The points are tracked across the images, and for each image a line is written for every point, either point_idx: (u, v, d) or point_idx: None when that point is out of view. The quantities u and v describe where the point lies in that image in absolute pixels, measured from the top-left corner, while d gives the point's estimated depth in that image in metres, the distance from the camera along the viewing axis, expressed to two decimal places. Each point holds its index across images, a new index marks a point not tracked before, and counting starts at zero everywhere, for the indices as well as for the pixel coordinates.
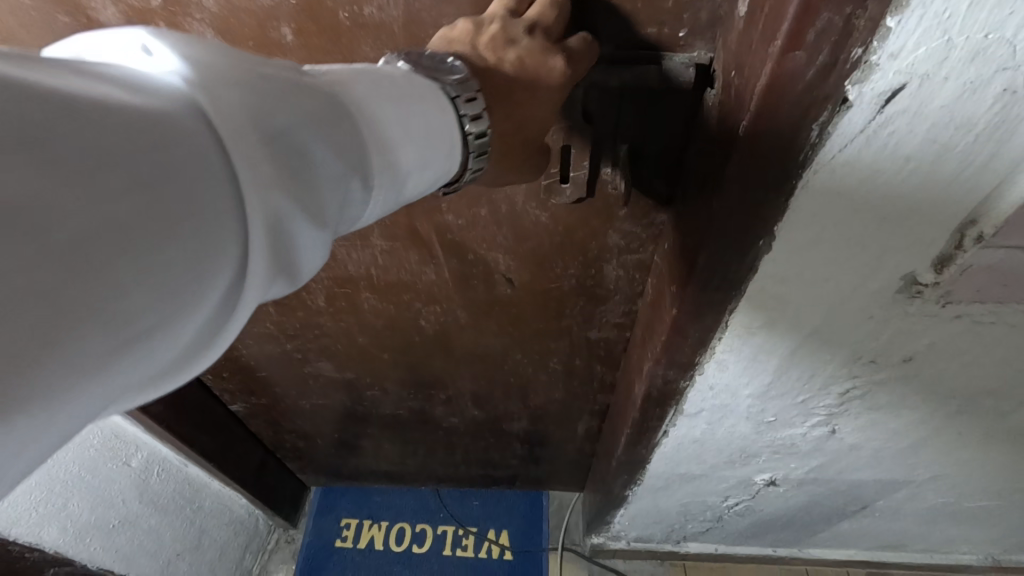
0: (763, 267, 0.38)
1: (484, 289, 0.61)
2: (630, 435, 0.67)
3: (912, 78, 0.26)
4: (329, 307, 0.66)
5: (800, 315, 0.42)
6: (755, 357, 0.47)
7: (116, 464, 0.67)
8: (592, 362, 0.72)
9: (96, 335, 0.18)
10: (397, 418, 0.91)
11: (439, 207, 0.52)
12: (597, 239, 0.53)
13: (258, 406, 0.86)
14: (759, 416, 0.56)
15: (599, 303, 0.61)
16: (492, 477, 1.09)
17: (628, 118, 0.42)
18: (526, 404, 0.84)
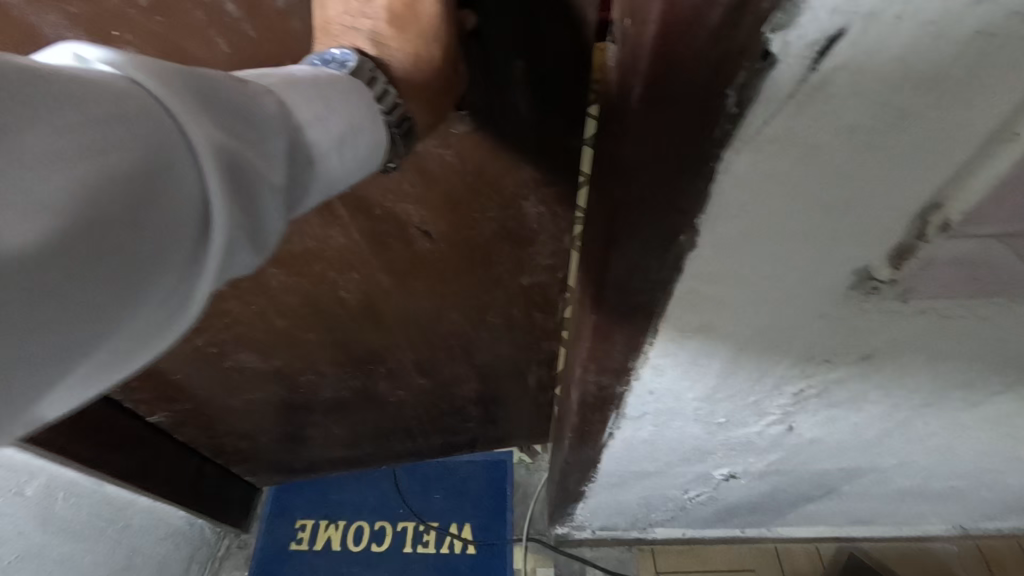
0: (688, 264, 0.31)
1: (401, 244, 0.56)
2: (574, 438, 0.61)
3: (853, 20, 0.19)
4: (234, 290, 0.59)
5: (737, 318, 0.36)
6: (695, 361, 0.41)
7: (5, 498, 0.60)
8: (531, 311, 0.68)
9: (82, 289, 0.18)
10: (339, 402, 0.85)
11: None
12: (511, 175, 0.49)
13: (183, 412, 0.79)
14: (709, 417, 0.50)
15: (527, 246, 0.58)
16: (453, 446, 1.05)
17: (519, 32, 0.38)
18: (473, 364, 0.79)
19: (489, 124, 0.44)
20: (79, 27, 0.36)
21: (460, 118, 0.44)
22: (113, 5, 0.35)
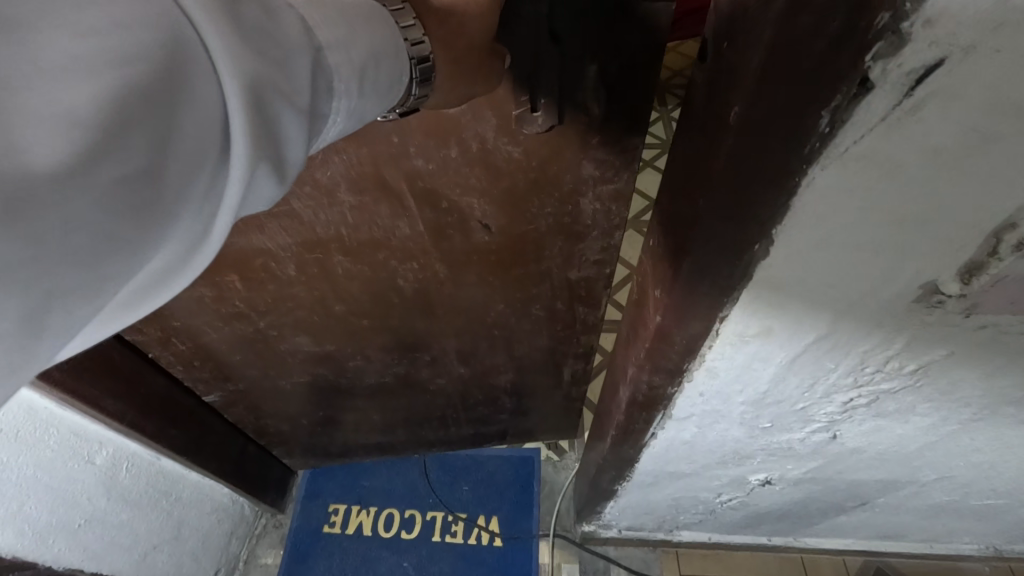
0: (758, 274, 0.33)
1: (461, 237, 0.62)
2: (615, 436, 0.63)
3: (952, 52, 0.20)
4: (301, 275, 0.65)
5: (797, 327, 0.37)
6: (749, 366, 0.43)
7: (76, 463, 0.64)
8: (574, 304, 0.76)
9: (118, 195, 0.21)
10: (382, 387, 0.89)
11: (408, 153, 0.52)
12: (572, 173, 0.56)
13: (235, 393, 0.83)
14: (754, 421, 0.52)
15: (578, 241, 0.65)
16: (483, 436, 1.09)
17: (595, 39, 0.45)
18: (512, 356, 0.85)
19: (561, 119, 0.50)
20: None
21: (536, 119, 0.49)
22: None
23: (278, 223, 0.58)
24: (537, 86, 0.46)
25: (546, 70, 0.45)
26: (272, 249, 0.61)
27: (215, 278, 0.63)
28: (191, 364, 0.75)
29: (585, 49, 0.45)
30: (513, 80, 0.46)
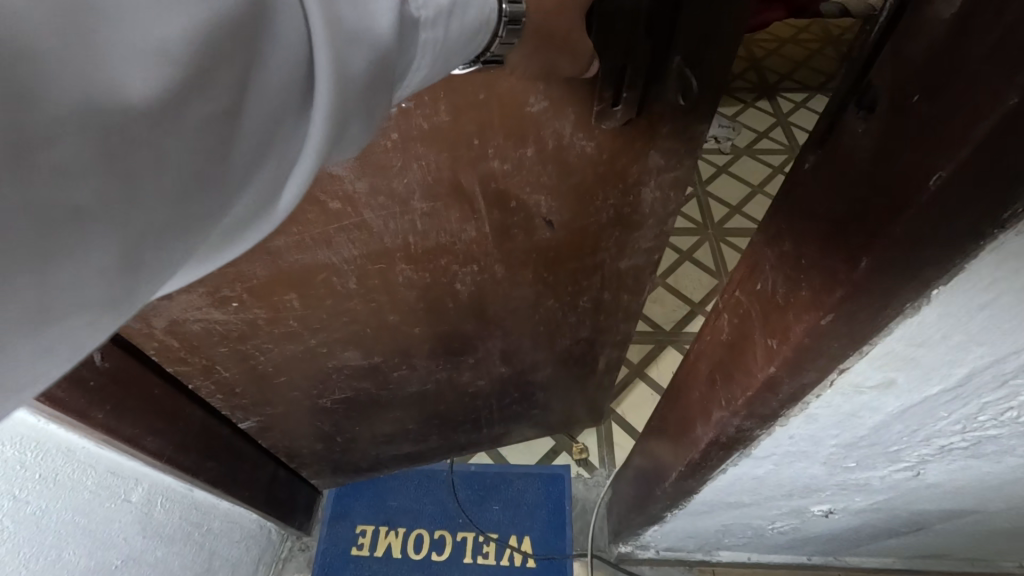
0: (899, 330, 0.31)
1: (523, 235, 0.66)
2: (681, 471, 0.60)
3: None
4: (361, 287, 0.66)
5: (916, 384, 0.35)
6: (853, 414, 0.41)
7: (114, 503, 0.61)
8: (619, 293, 0.82)
9: (214, 140, 0.22)
10: (422, 394, 0.91)
11: (487, 155, 0.55)
12: (637, 164, 0.62)
13: (272, 416, 0.85)
14: (838, 461, 0.49)
15: (633, 231, 0.71)
16: (512, 431, 1.10)
17: (680, 38, 0.50)
18: (553, 351, 0.90)
19: (638, 113, 0.56)
20: None
21: (614, 113, 0.54)
22: None
23: (346, 235, 0.59)
24: (623, 82, 0.51)
25: (635, 70, 0.50)
26: (336, 262, 0.62)
27: (273, 296, 0.64)
28: (229, 392, 0.77)
29: (671, 47, 0.50)
30: (603, 84, 0.51)
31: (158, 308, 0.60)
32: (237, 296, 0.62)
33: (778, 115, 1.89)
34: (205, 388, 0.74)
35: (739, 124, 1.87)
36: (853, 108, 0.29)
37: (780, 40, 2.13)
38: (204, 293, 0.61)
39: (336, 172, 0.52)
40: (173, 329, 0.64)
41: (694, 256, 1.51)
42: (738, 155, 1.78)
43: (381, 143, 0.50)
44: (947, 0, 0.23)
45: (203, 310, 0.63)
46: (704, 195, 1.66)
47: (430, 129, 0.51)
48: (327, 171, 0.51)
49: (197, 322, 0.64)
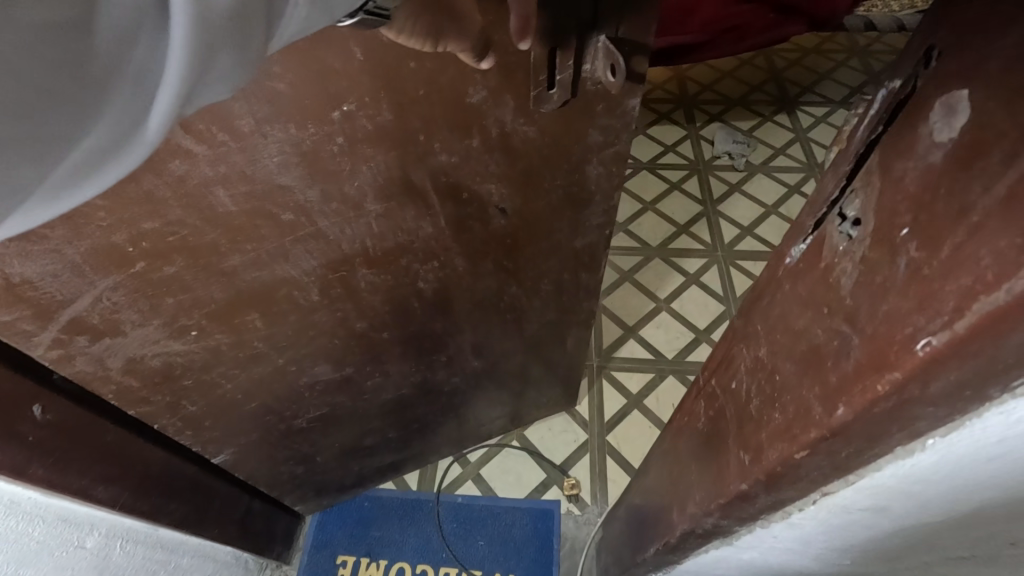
0: (887, 461, 0.26)
1: (480, 226, 0.70)
2: (662, 547, 0.56)
3: None
4: (324, 299, 0.69)
5: (910, 515, 0.31)
6: (843, 527, 0.35)
7: (65, 551, 0.58)
8: (579, 272, 0.84)
9: (64, 64, 0.22)
10: (399, 402, 0.94)
11: (432, 148, 0.58)
12: (580, 142, 0.65)
13: (248, 446, 0.83)
14: (831, 561, 0.44)
15: (583, 209, 0.74)
16: (489, 429, 1.13)
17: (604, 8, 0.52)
18: (523, 337, 0.93)
19: (574, 93, 0.59)
20: None
21: (552, 97, 0.58)
22: (282, 92, 0.47)
23: (304, 247, 0.62)
24: (555, 66, 0.55)
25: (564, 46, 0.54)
26: (296, 276, 0.65)
27: (234, 318, 0.65)
28: (197, 426, 0.75)
29: (597, 18, 0.53)
30: (533, 66, 0.54)
31: (112, 347, 0.59)
32: (196, 324, 0.63)
33: (797, 130, 1.82)
34: (171, 425, 0.72)
35: (757, 140, 1.79)
36: (835, 216, 0.28)
37: (804, 51, 2.05)
38: (160, 325, 0.61)
39: (285, 184, 0.55)
40: (131, 367, 0.63)
41: (701, 280, 1.45)
42: (752, 173, 1.71)
43: (328, 147, 0.54)
44: (945, 125, 0.22)
45: (162, 343, 0.63)
46: (715, 215, 1.60)
47: (375, 129, 0.54)
48: (277, 183, 0.54)
49: (157, 357, 0.64)
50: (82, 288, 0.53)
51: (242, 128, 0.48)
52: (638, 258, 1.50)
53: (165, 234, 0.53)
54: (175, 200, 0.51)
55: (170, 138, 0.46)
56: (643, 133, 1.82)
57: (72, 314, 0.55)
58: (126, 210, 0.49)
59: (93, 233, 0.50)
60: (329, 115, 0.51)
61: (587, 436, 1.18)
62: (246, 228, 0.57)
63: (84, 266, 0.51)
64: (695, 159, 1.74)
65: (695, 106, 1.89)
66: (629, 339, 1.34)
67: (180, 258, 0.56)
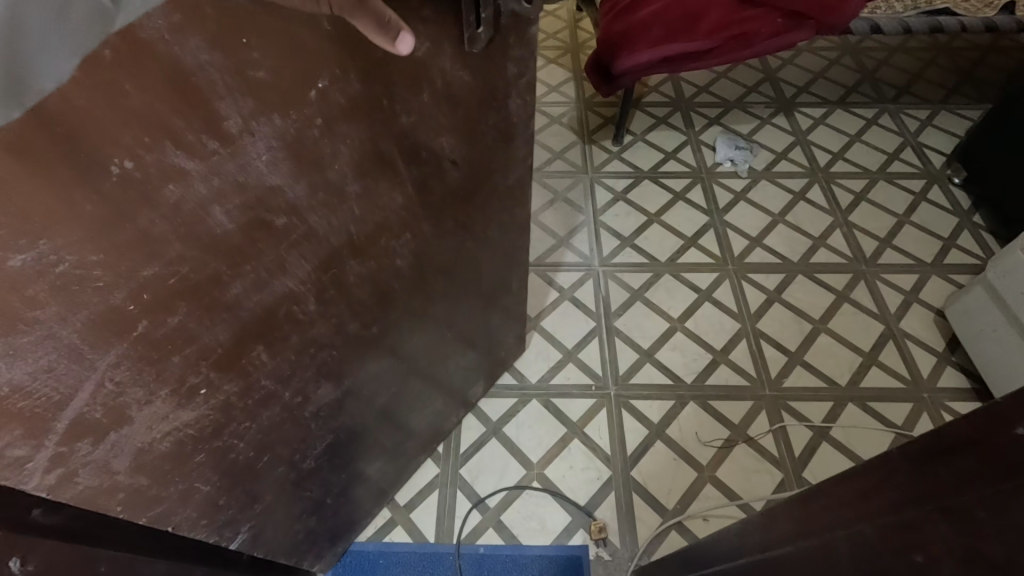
0: None
1: (439, 183, 0.68)
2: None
3: None
4: (321, 306, 0.63)
5: None
6: None
7: None
8: (517, 209, 0.86)
9: None
10: (392, 401, 0.88)
11: (394, 112, 0.56)
12: (501, 77, 0.65)
13: (262, 516, 0.74)
14: None
15: (511, 145, 0.75)
16: (457, 404, 1.12)
17: None
18: (482, 292, 0.93)
19: (494, 30, 0.59)
20: (212, 49, 0.39)
21: (480, 37, 0.57)
22: (264, 82, 0.43)
23: (298, 252, 0.56)
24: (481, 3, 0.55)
25: None
26: (293, 290, 0.58)
27: (239, 361, 0.57)
28: (212, 510, 0.66)
29: None
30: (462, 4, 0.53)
31: (117, 444, 0.50)
32: (205, 379, 0.55)
33: (796, 134, 1.78)
34: (186, 519, 0.63)
35: (758, 144, 1.75)
36: None
37: (798, 51, 2.02)
38: (169, 394, 0.52)
39: (275, 184, 0.50)
40: (141, 461, 0.53)
41: (714, 296, 1.40)
42: (756, 179, 1.66)
43: (308, 133, 0.50)
44: None
45: (171, 418, 0.54)
46: (723, 226, 1.55)
47: (347, 102, 0.51)
48: (268, 185, 0.49)
49: (167, 439, 0.55)
50: (80, 375, 0.44)
51: (229, 129, 0.44)
52: (648, 275, 1.45)
53: (165, 277, 0.46)
54: (176, 234, 0.45)
55: (162, 155, 0.41)
56: (642, 139, 1.76)
57: (71, 417, 0.45)
58: (125, 258, 0.42)
59: (89, 301, 0.42)
60: (307, 95, 0.47)
61: (610, 473, 1.14)
62: (244, 248, 0.51)
63: (81, 347, 0.43)
64: (697, 167, 1.69)
65: (693, 110, 1.84)
66: (646, 363, 1.29)
67: (184, 303, 0.48)
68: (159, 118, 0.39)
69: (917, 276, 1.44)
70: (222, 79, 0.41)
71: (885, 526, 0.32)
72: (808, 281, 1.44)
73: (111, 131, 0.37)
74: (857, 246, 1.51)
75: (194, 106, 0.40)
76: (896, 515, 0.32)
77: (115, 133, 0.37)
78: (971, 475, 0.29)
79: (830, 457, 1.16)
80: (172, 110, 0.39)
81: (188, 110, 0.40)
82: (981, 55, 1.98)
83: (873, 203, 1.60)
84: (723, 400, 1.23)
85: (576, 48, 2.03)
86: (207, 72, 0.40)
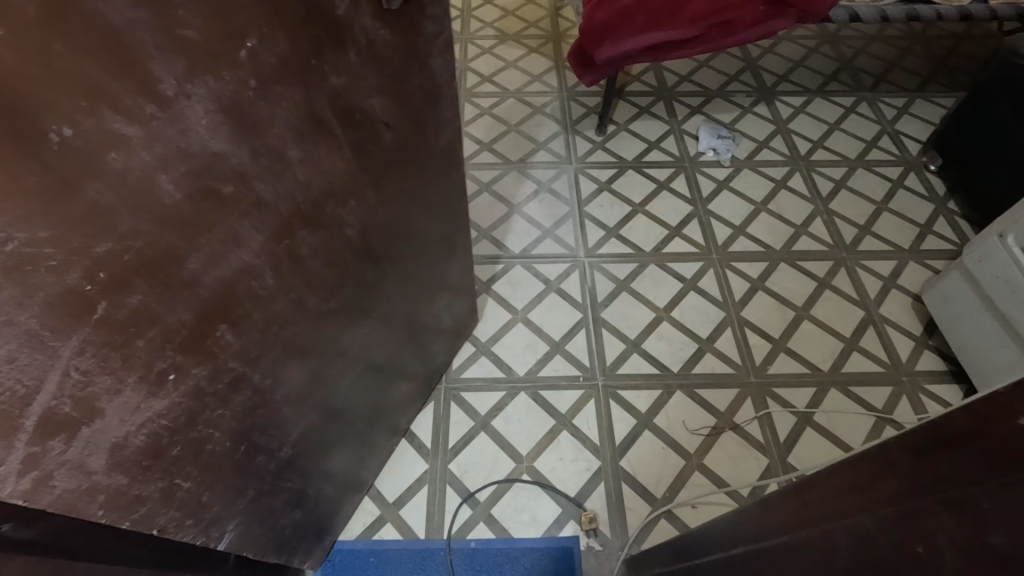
0: None
1: (376, 146, 0.67)
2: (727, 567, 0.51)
3: None
4: (278, 281, 0.61)
5: None
6: None
7: None
8: (450, 172, 0.87)
9: None
10: (358, 381, 0.87)
11: (324, 73, 0.54)
12: (422, 36, 0.65)
13: (245, 511, 0.72)
14: None
15: (437, 106, 0.75)
16: (420, 384, 1.12)
17: None
18: (428, 259, 0.93)
19: None
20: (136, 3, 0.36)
21: None
22: (193, 41, 0.41)
23: (250, 222, 0.53)
24: None
25: None
26: (250, 263, 0.56)
27: (203, 341, 0.54)
28: (196, 508, 0.63)
29: None
30: None
31: (92, 440, 0.47)
32: (173, 364, 0.52)
33: (778, 122, 1.79)
34: (171, 520, 0.61)
35: (740, 133, 1.75)
36: None
37: (777, 40, 2.03)
38: (139, 381, 0.49)
39: (218, 150, 0.47)
40: (117, 459, 0.51)
41: (699, 285, 1.41)
42: (739, 169, 1.67)
43: (245, 95, 0.47)
44: None
45: (144, 408, 0.51)
46: (706, 215, 1.56)
47: (279, 62, 0.49)
48: (212, 151, 0.46)
49: (141, 433, 0.52)
50: (44, 365, 0.41)
51: (165, 92, 0.41)
52: (634, 265, 1.44)
53: (120, 254, 0.43)
54: (127, 207, 0.42)
55: (102, 121, 0.38)
56: (625, 129, 1.75)
57: (41, 413, 0.42)
58: (76, 234, 0.39)
59: (45, 282, 0.39)
60: (238, 55, 0.45)
61: (599, 464, 1.14)
62: (196, 219, 0.48)
63: (42, 333, 0.40)
64: (680, 156, 1.69)
65: (675, 99, 1.84)
66: (633, 353, 1.29)
67: (143, 280, 0.46)
68: (91, 80, 0.36)
69: (895, 261, 1.47)
70: (151, 37, 0.38)
71: (888, 519, 0.32)
72: (791, 269, 1.45)
73: (45, 94, 0.34)
74: (838, 234, 1.53)
75: (127, 66, 0.38)
76: (898, 507, 0.32)
77: (50, 96, 0.35)
78: (975, 469, 0.28)
79: (814, 442, 1.18)
80: (104, 71, 0.37)
81: (122, 71, 0.38)
82: (954, 43, 2.02)
83: (852, 190, 1.63)
84: (709, 388, 1.25)
85: (557, 36, 2.01)
86: (137, 30, 0.37)
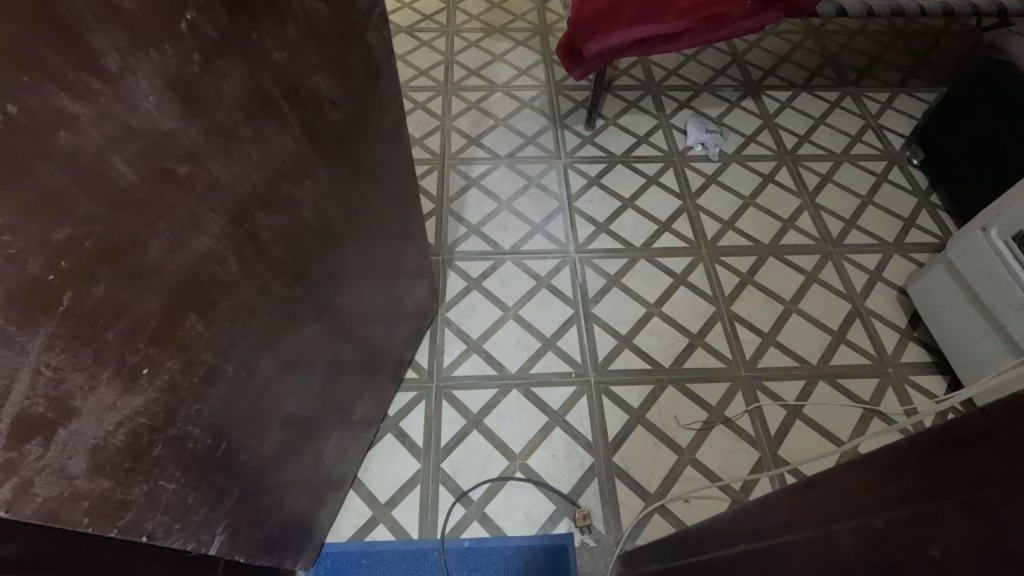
0: None
1: (325, 125, 0.66)
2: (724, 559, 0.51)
3: None
4: (242, 268, 0.59)
5: None
6: None
7: None
8: (397, 149, 0.86)
9: None
10: (328, 371, 0.86)
11: (266, 47, 0.53)
12: (357, 10, 0.64)
13: (231, 512, 0.70)
14: None
15: (379, 82, 0.74)
16: (387, 372, 1.12)
17: None
18: (384, 241, 0.92)
19: None
20: None
21: None
22: (132, 12, 0.39)
23: (209, 205, 0.51)
24: None
25: None
26: (213, 248, 0.54)
27: (175, 333, 0.52)
28: (183, 511, 0.61)
29: None
30: None
31: (69, 442, 0.45)
32: (146, 358, 0.50)
33: (765, 117, 1.80)
34: (160, 525, 0.58)
35: (727, 128, 1.76)
36: None
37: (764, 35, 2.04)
38: (112, 377, 0.47)
39: (170, 130, 0.45)
40: (98, 461, 0.48)
41: (689, 280, 1.41)
42: (727, 163, 1.67)
43: (190, 70, 0.45)
44: None
45: (120, 406, 0.49)
46: (695, 209, 1.56)
47: (221, 36, 0.47)
48: (163, 130, 0.44)
49: (120, 432, 0.50)
50: (13, 363, 0.39)
51: (109, 68, 0.39)
52: (625, 261, 1.44)
53: (82, 240, 0.40)
54: (83, 190, 0.39)
55: (48, 98, 0.36)
56: (614, 123, 1.74)
57: (15, 415, 0.40)
58: (33, 220, 0.37)
59: (7, 273, 0.36)
60: (179, 28, 0.43)
61: (592, 459, 1.14)
62: (157, 204, 0.46)
63: (8, 329, 0.38)
64: (669, 151, 1.69)
65: (663, 93, 1.83)
66: (625, 349, 1.29)
67: (107, 269, 0.43)
68: (30, 53, 0.34)
69: (880, 254, 1.49)
70: (88, 8, 0.36)
71: (898, 518, 0.32)
72: (779, 263, 1.46)
73: None
74: (824, 228, 1.54)
75: (66, 38, 0.36)
76: (910, 508, 0.32)
77: None
78: (989, 473, 0.28)
79: (805, 435, 1.19)
80: (44, 44, 0.35)
81: (61, 43, 0.36)
82: (935, 39, 2.05)
83: (837, 184, 1.64)
84: (700, 383, 1.25)
85: (545, 30, 1.99)
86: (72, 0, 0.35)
